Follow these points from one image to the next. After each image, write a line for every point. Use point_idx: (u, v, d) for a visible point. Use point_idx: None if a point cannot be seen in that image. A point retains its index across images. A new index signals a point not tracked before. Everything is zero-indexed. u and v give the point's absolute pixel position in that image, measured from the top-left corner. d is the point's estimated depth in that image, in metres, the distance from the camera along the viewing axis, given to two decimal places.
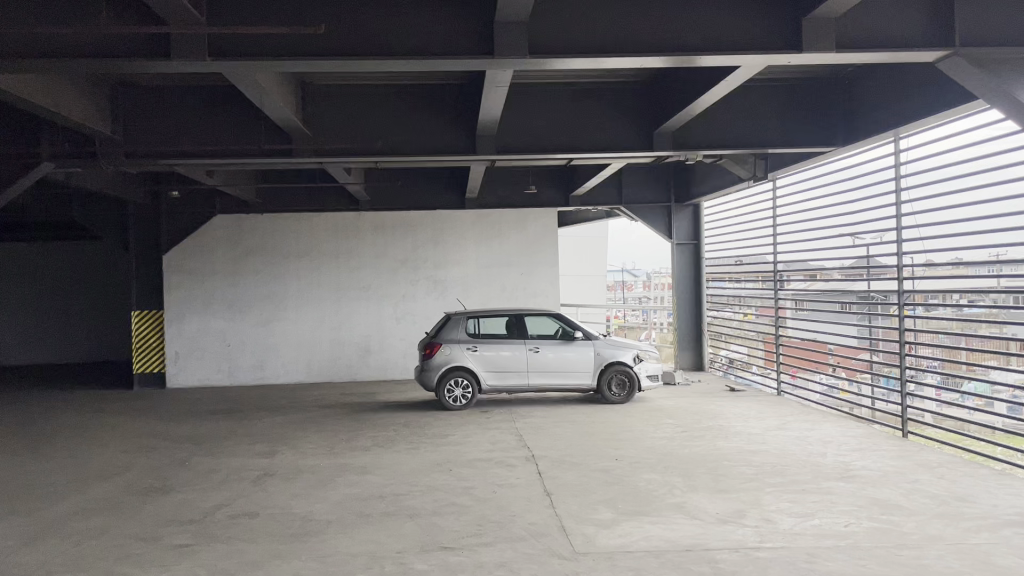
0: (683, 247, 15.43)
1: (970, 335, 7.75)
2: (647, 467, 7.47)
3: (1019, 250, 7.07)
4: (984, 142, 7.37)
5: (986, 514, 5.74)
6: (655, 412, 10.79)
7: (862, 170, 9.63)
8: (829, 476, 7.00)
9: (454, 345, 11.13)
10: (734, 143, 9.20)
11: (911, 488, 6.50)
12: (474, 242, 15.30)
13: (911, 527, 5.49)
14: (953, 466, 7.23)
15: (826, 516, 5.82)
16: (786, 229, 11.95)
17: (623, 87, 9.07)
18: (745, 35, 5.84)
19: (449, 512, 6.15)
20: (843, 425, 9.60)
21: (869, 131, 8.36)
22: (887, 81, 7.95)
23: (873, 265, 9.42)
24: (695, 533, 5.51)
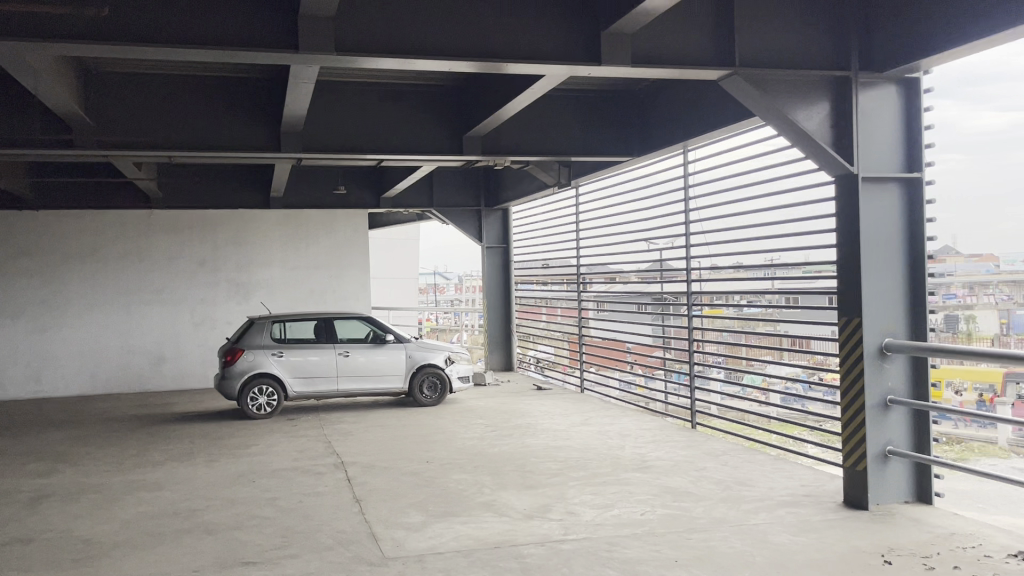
0: (492, 250, 15.74)
1: (749, 333, 8.48)
2: (457, 468, 7.53)
3: (791, 255, 7.78)
4: (759, 156, 8.09)
5: (763, 496, 6.28)
6: (465, 412, 10.91)
7: (656, 179, 10.24)
8: (628, 467, 7.38)
9: (258, 351, 10.69)
10: (539, 151, 9.48)
11: (699, 476, 6.98)
12: (280, 244, 14.80)
13: (700, 512, 5.90)
14: (736, 454, 7.85)
15: (624, 505, 6.12)
16: (588, 233, 12.52)
17: (429, 90, 9.13)
18: (549, 45, 6.04)
19: (253, 525, 5.88)
20: (641, 418, 10.15)
21: (661, 141, 8.90)
22: (678, 97, 8.53)
23: (666, 269, 10.08)
24: (503, 529, 5.62)
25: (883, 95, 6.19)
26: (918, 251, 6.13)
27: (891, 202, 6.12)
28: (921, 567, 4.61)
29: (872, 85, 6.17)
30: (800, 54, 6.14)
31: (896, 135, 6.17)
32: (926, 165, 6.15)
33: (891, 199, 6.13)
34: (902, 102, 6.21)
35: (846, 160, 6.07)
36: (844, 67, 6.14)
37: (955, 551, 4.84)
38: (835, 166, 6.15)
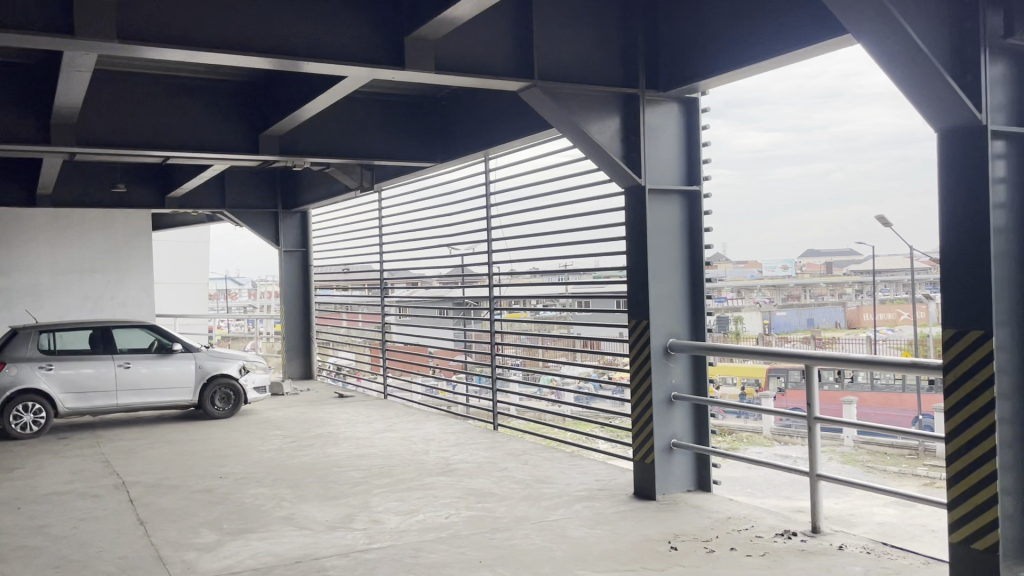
0: (291, 255, 15.21)
1: (546, 337, 8.79)
2: (254, 482, 7.20)
3: (584, 262, 8.16)
4: (555, 166, 8.42)
5: (561, 492, 6.53)
6: (261, 424, 10.44)
7: (458, 185, 10.37)
8: (431, 472, 7.40)
9: (22, 364, 9.64)
10: (340, 154, 9.30)
11: (502, 476, 7.15)
12: (48, 245, 13.44)
13: (503, 511, 6.04)
14: (536, 452, 8.11)
15: (429, 510, 6.14)
16: (391, 239, 12.44)
17: (222, 86, 8.69)
18: (352, 47, 5.94)
19: (17, 558, 5.28)
20: (443, 422, 10.22)
21: (462, 148, 9.02)
22: (479, 106, 8.69)
23: (467, 274, 10.23)
24: (304, 543, 5.44)
25: (666, 114, 6.65)
26: (697, 259, 6.65)
27: (673, 213, 6.59)
28: (703, 550, 4.99)
29: (656, 103, 6.60)
30: (593, 70, 6.42)
31: (677, 151, 6.66)
32: (703, 179, 6.68)
33: (673, 211, 6.61)
34: (683, 121, 6.71)
35: (633, 172, 6.47)
36: (632, 85, 6.52)
37: (731, 534, 5.29)
38: (624, 178, 6.53)
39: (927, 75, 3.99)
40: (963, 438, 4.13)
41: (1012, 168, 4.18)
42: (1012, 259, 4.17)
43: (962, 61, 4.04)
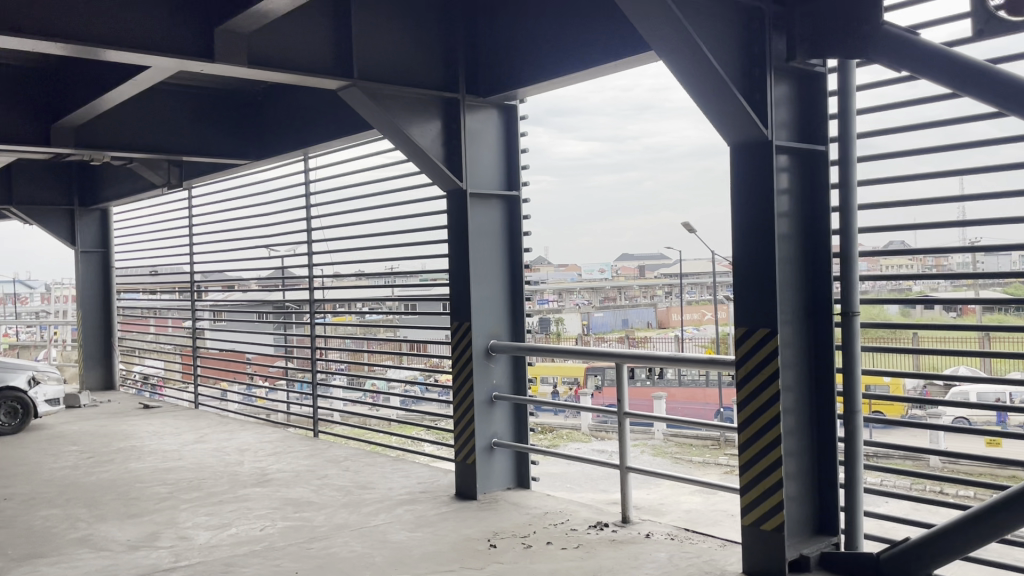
0: (89, 255, 14.03)
1: (371, 340, 8.67)
2: (44, 503, 6.58)
3: (410, 264, 8.11)
4: (378, 167, 8.32)
5: (382, 497, 6.47)
6: (54, 440, 9.58)
7: (276, 185, 10.00)
8: (245, 483, 7.09)
9: None
10: (145, 148, 8.70)
11: (320, 484, 6.97)
12: None
13: (321, 520, 5.89)
14: (356, 458, 7.98)
15: (242, 523, 5.88)
16: (203, 239, 11.80)
17: (5, 69, 7.88)
18: (147, 32, 5.45)
19: None
20: (259, 431, 9.82)
21: (280, 147, 8.72)
22: (297, 103, 8.42)
23: (288, 277, 9.89)
24: (101, 566, 5.04)
25: (486, 118, 6.75)
26: (516, 262, 6.80)
27: (493, 217, 6.71)
28: (521, 546, 5.11)
29: (476, 108, 6.68)
30: (414, 72, 6.37)
31: (496, 155, 6.78)
32: (522, 185, 6.86)
33: (494, 214, 6.72)
34: (502, 126, 6.84)
35: (454, 175, 6.51)
36: (452, 89, 6.55)
37: (547, 529, 5.45)
38: (445, 180, 6.56)
39: (718, 94, 4.30)
40: (753, 425, 4.51)
41: (794, 181, 4.61)
42: (793, 264, 4.59)
43: (752, 81, 4.39)
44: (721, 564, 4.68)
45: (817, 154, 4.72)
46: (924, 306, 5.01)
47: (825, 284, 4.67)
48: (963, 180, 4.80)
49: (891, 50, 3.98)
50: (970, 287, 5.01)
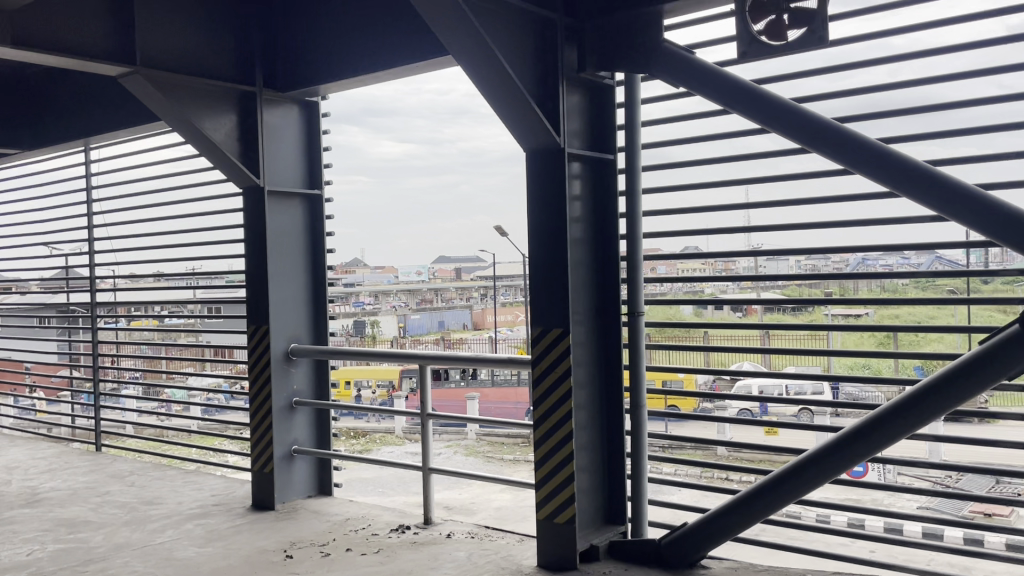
0: None
1: (167, 346, 8.13)
2: None
3: (212, 264, 7.67)
4: (172, 162, 7.83)
5: (170, 512, 6.09)
6: None
7: (55, 177, 9.16)
8: (11, 505, 6.43)
9: None
10: None
11: (100, 501, 6.46)
12: None
13: (99, 541, 5.45)
14: (144, 472, 7.46)
15: (5, 549, 5.32)
16: None
17: None
18: None
19: None
20: (34, 446, 8.95)
21: (58, 136, 7.99)
22: (78, 88, 7.74)
23: (71, 277, 9.08)
24: None
25: (286, 114, 6.53)
26: (318, 263, 6.65)
27: (294, 217, 6.52)
28: (319, 555, 4.98)
29: (274, 103, 6.44)
30: (206, 62, 6.01)
31: (297, 153, 6.58)
32: (323, 184, 6.70)
33: (294, 214, 6.53)
34: (302, 123, 6.64)
35: (251, 172, 6.24)
36: (248, 82, 6.27)
37: (347, 535, 5.35)
38: (241, 177, 6.26)
39: (516, 102, 4.38)
40: (548, 421, 4.65)
41: (585, 187, 4.82)
42: (585, 267, 4.80)
43: (545, 89, 4.53)
44: (517, 560, 4.79)
45: (606, 163, 4.96)
46: (714, 307, 5.50)
47: (613, 286, 4.92)
48: (748, 190, 5.36)
49: (671, 67, 4.20)
50: (754, 289, 5.57)
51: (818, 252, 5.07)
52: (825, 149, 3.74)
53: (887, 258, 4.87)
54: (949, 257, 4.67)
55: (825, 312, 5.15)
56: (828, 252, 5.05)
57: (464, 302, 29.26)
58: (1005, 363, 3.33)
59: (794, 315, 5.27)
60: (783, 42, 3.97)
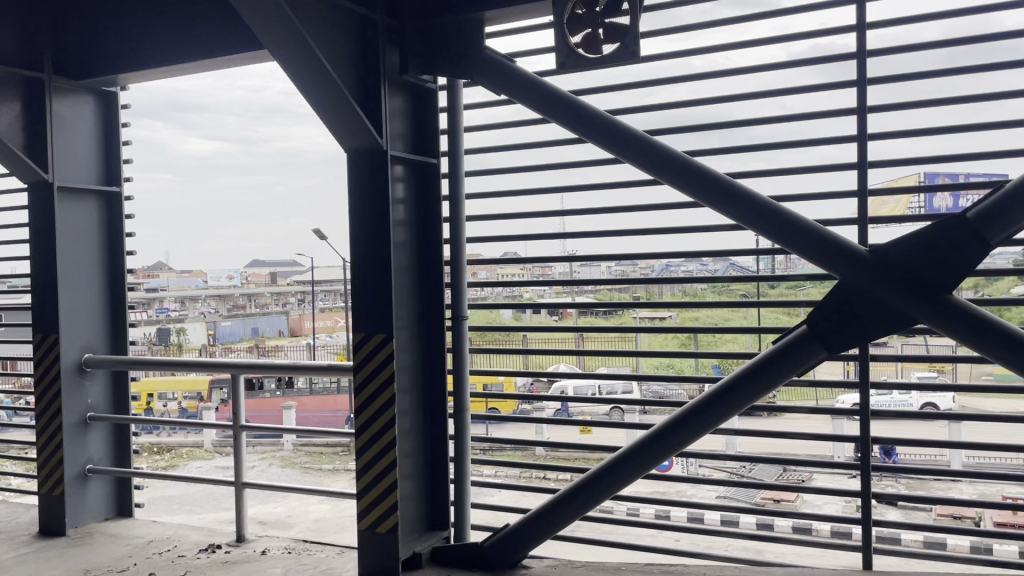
0: None
1: None
2: None
3: None
4: None
5: None
6: None
7: None
8: None
9: None
10: None
11: None
12: None
13: None
14: None
15: None
16: None
17: None
18: None
19: None
20: None
21: None
22: None
23: None
24: None
25: (79, 104, 5.98)
26: (116, 265, 6.17)
27: (88, 216, 6.00)
28: None
29: (65, 91, 5.87)
30: None
31: (92, 146, 6.05)
32: (122, 180, 6.22)
33: (88, 213, 6.01)
34: (98, 114, 6.12)
35: (38, 167, 5.65)
36: (35, 67, 5.67)
37: (150, 558, 4.97)
38: (26, 172, 5.66)
39: (336, 102, 4.26)
40: (369, 429, 4.55)
41: (408, 191, 4.78)
42: (408, 272, 4.75)
43: (367, 90, 4.44)
44: (338, 572, 4.66)
45: (429, 167, 4.94)
46: (532, 310, 5.63)
47: (437, 290, 4.90)
48: (563, 197, 5.54)
49: (492, 74, 4.24)
50: (569, 293, 5.83)
51: (627, 258, 5.34)
52: (638, 159, 3.88)
53: (688, 265, 5.20)
54: (741, 263, 5.06)
55: (633, 315, 5.32)
56: (636, 258, 5.32)
57: (279, 309, 28.23)
58: (795, 362, 3.62)
59: (605, 318, 5.61)
60: (598, 56, 4.10)
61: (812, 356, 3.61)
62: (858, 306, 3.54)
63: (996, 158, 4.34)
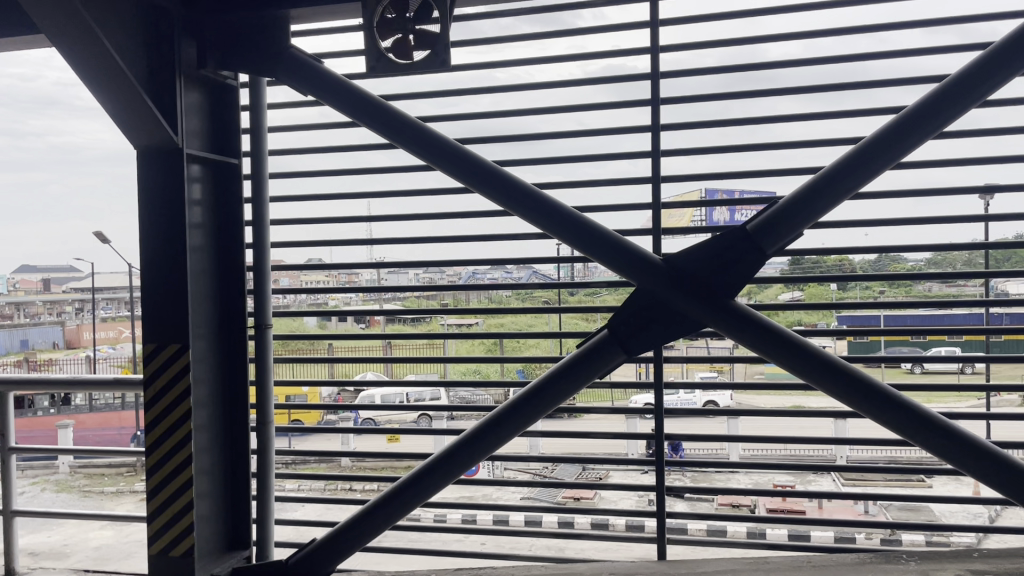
0: None
1: None
2: None
3: None
4: None
5: None
6: None
7: None
8: None
9: None
10: None
11: None
12: None
13: None
14: None
15: None
16: None
17: None
18: None
19: None
20: None
21: None
22: None
23: None
24: None
25: None
26: None
27: None
28: None
29: None
30: None
31: None
32: None
33: None
34: None
35: None
36: None
37: None
38: None
39: (124, 92, 3.93)
40: (162, 447, 4.24)
41: (206, 191, 4.51)
42: (205, 278, 4.47)
43: (159, 82, 4.14)
44: None
45: (230, 167, 4.70)
46: (338, 318, 5.52)
47: (238, 296, 4.65)
48: (370, 203, 5.54)
49: (297, 73, 4.08)
50: (376, 300, 5.48)
51: (435, 265, 5.32)
52: (449, 167, 3.87)
53: (493, 273, 5.34)
54: (544, 271, 5.22)
55: (441, 321, 5.42)
56: (442, 265, 5.33)
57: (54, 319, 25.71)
58: (597, 364, 3.78)
59: (413, 326, 5.43)
60: (409, 61, 4.08)
61: (613, 358, 3.79)
62: (653, 311, 3.78)
63: (765, 176, 4.80)
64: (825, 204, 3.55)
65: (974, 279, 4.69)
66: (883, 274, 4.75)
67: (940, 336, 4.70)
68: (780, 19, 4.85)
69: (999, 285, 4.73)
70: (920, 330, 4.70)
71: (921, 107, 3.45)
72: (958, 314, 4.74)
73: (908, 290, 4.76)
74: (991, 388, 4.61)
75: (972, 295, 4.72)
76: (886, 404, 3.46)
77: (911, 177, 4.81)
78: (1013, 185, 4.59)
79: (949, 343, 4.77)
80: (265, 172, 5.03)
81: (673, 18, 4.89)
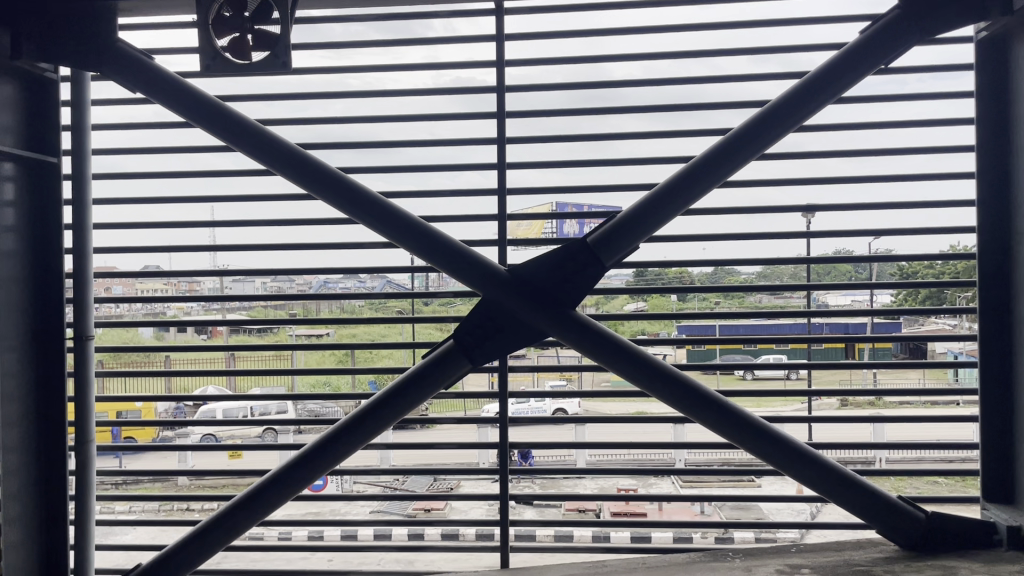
0: None
1: None
2: None
3: None
4: None
5: None
6: None
7: None
8: None
9: None
10: None
11: None
12: None
13: None
14: None
15: None
16: None
17: None
18: None
19: None
20: None
21: None
22: None
23: None
24: None
25: None
26: None
27: None
28: None
29: None
30: None
31: None
32: None
33: None
34: None
35: None
36: None
37: None
38: None
39: None
40: None
41: (21, 193, 4.19)
42: (16, 286, 4.11)
43: None
44: None
45: (48, 167, 4.30)
46: (177, 329, 5.24)
47: (56, 307, 4.27)
48: (212, 208, 5.23)
49: (125, 69, 3.83)
50: (219, 310, 5.30)
51: (283, 273, 5.21)
52: (290, 173, 3.75)
53: (346, 282, 5.24)
54: (397, 280, 5.17)
55: (288, 332, 5.24)
56: (292, 274, 5.22)
57: None
58: (441, 374, 3.75)
59: (258, 337, 5.22)
60: (245, 62, 3.94)
61: (457, 368, 3.76)
62: (497, 320, 3.78)
63: (609, 192, 4.98)
64: (657, 220, 3.70)
65: (797, 291, 5.02)
66: (718, 286, 5.02)
67: (768, 344, 5.02)
68: (621, 40, 5.04)
69: (820, 297, 5.06)
70: (750, 338, 5.02)
71: (745, 130, 3.67)
72: (783, 324, 5.08)
73: (741, 302, 5.03)
74: (813, 393, 4.95)
75: (796, 307, 5.03)
76: (717, 410, 3.64)
77: (740, 195, 5.08)
78: (830, 206, 4.98)
79: (777, 351, 5.04)
80: (87, 173, 4.71)
81: (519, 34, 4.99)
